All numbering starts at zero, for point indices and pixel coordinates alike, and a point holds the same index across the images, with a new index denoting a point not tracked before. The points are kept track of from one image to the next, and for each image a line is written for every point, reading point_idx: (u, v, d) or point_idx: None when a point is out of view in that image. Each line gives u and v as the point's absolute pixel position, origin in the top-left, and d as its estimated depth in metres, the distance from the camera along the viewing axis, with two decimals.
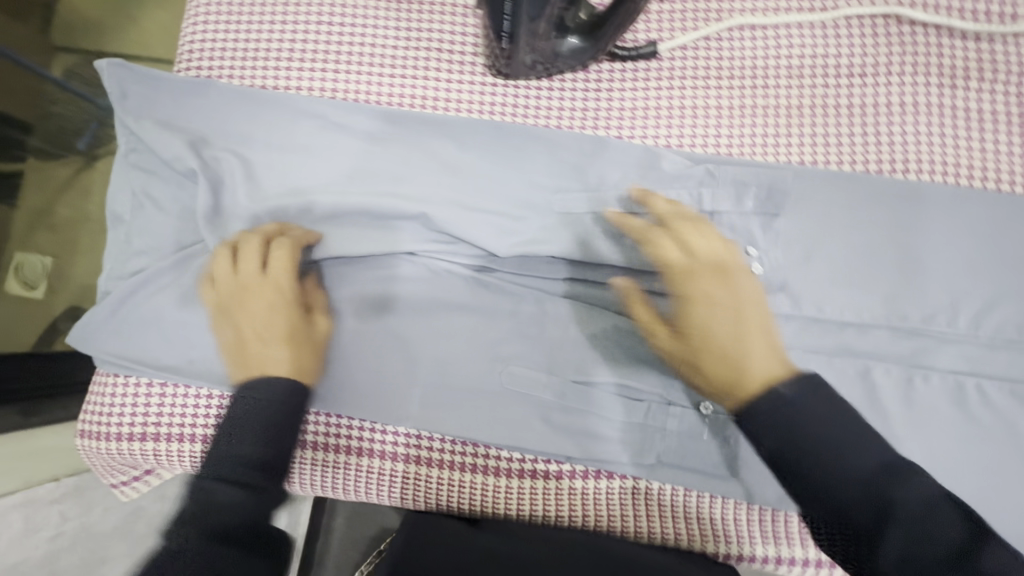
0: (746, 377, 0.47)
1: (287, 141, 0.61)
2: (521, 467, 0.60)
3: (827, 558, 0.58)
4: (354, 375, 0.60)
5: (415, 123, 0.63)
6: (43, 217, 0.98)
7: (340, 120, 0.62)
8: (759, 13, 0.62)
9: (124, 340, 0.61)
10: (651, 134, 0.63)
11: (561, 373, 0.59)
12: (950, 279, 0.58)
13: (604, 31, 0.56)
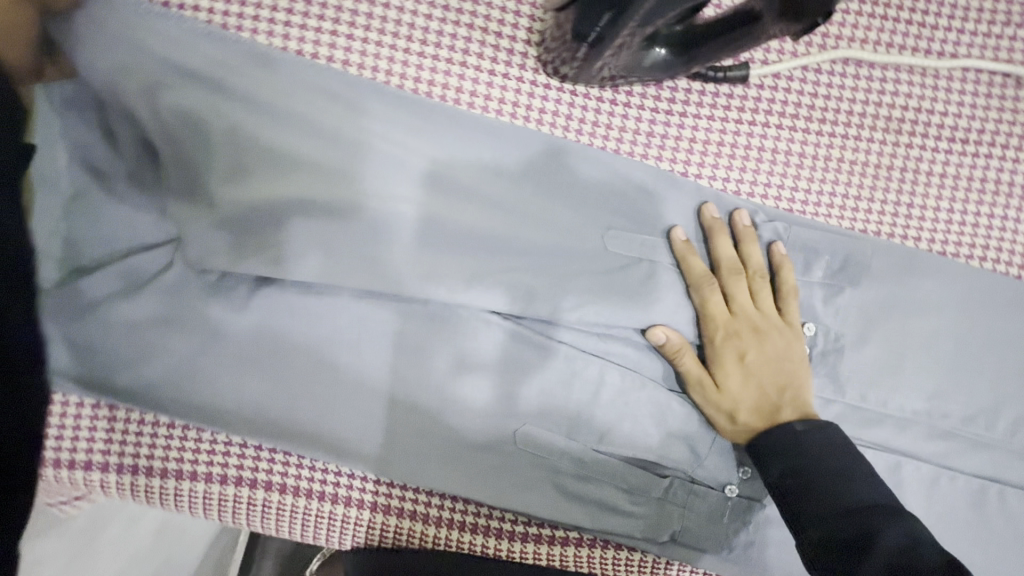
0: (782, 418, 0.50)
1: (286, 122, 0.49)
2: (526, 530, 0.55)
3: None
4: (342, 421, 0.51)
5: (445, 124, 0.51)
6: None
7: (355, 102, 0.50)
8: (867, 48, 0.53)
9: (54, 354, 0.49)
10: (721, 174, 0.53)
11: (582, 439, 0.53)
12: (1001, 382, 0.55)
13: (716, 50, 0.44)
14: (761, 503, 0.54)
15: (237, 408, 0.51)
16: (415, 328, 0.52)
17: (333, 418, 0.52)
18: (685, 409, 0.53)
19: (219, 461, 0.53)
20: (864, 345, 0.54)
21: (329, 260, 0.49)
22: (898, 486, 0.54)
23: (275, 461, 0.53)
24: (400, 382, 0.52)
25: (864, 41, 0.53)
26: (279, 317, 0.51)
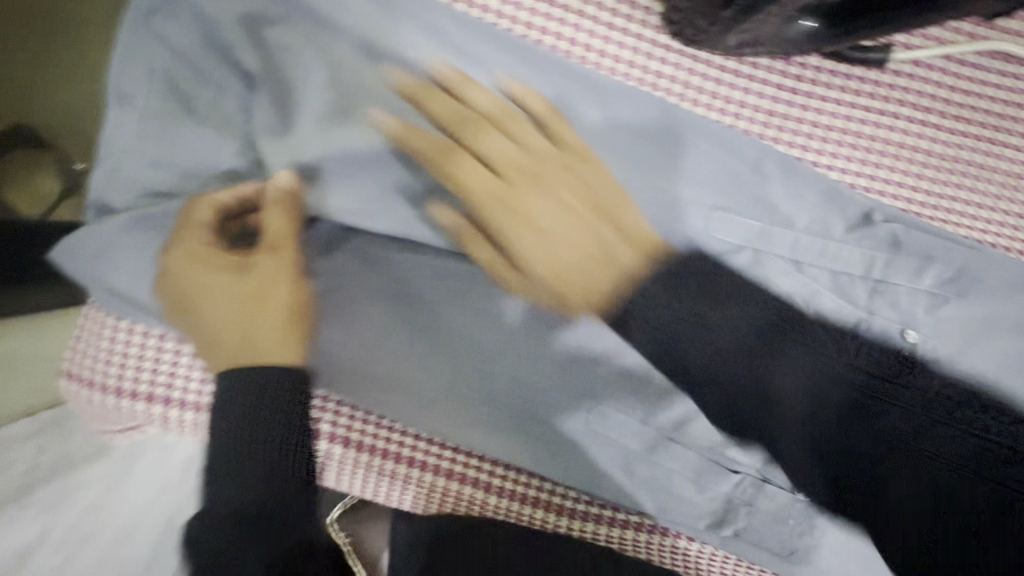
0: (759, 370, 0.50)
1: (383, 51, 0.46)
2: (587, 510, 0.53)
3: None
4: (423, 378, 0.49)
5: (556, 78, 0.47)
6: None
7: (461, 41, 0.46)
8: (1018, 43, 0.49)
9: (122, 278, 0.47)
10: (840, 164, 0.50)
11: (656, 426, 0.51)
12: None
13: (888, 20, 0.41)
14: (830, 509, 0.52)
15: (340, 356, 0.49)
16: (499, 292, 0.49)
17: (403, 377, 0.49)
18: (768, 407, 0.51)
19: None
20: (962, 360, 0.52)
21: (425, 214, 0.47)
22: None
23: (339, 416, 0.51)
24: (478, 348, 0.49)
25: (1013, 35, 0.50)
26: (367, 265, 0.48)
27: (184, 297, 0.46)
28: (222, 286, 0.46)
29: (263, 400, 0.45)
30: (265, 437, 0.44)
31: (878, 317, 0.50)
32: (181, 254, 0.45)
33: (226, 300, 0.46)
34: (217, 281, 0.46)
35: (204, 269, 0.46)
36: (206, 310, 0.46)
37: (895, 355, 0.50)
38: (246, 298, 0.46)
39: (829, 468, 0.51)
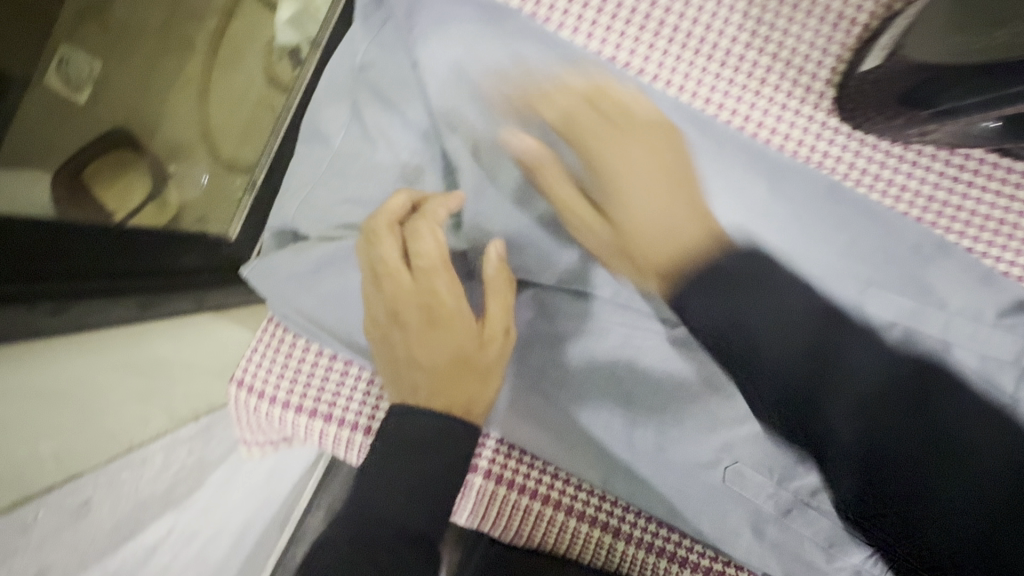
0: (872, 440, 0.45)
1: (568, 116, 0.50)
2: (710, 564, 0.54)
3: None
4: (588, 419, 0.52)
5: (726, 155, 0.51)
6: None
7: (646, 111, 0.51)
8: None
9: (311, 301, 0.51)
10: (995, 252, 0.51)
11: (789, 489, 0.52)
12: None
13: None
14: None
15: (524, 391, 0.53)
16: (655, 344, 0.52)
17: (564, 425, 0.53)
18: None
19: None
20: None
21: (597, 265, 0.51)
22: None
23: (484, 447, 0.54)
24: (633, 403, 0.52)
25: None
26: (545, 308, 0.53)
27: (396, 310, 0.47)
28: (436, 322, 0.47)
29: (414, 450, 0.42)
30: (404, 494, 0.40)
31: None
32: (403, 264, 0.48)
33: (431, 334, 0.47)
34: (431, 313, 0.47)
35: (422, 295, 0.47)
36: (411, 333, 0.47)
37: None
38: (449, 344, 0.46)
39: None
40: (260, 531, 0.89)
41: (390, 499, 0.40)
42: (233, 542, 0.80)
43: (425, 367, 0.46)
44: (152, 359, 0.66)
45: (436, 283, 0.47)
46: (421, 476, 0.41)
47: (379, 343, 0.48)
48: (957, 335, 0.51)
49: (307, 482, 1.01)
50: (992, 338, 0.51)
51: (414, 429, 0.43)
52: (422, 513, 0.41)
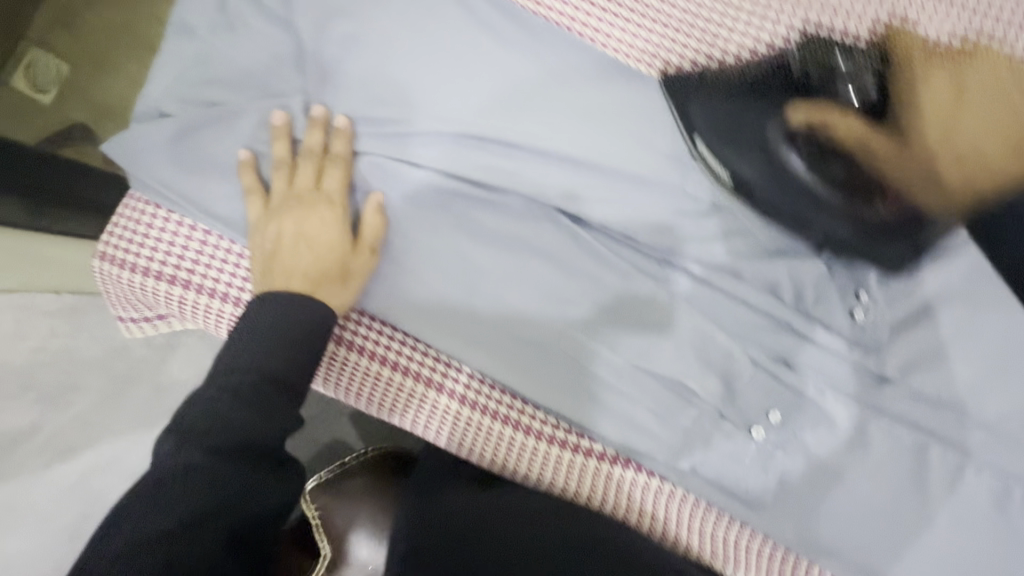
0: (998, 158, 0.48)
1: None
2: (552, 432, 0.58)
3: None
4: (421, 296, 0.56)
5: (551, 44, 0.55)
6: (67, 18, 0.95)
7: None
8: None
9: (172, 172, 0.55)
10: None
11: (622, 355, 0.56)
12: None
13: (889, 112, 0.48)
14: (783, 452, 0.55)
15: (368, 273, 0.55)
16: (491, 218, 0.56)
17: (399, 286, 0.56)
18: (727, 345, 0.55)
19: None
20: (926, 322, 0.55)
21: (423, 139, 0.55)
22: (925, 467, 0.55)
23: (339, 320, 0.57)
24: (463, 265, 0.56)
25: None
26: (382, 182, 0.56)
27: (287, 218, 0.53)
28: (319, 229, 0.53)
29: (285, 322, 0.50)
30: (281, 378, 0.49)
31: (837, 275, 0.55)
32: (304, 183, 0.53)
33: (311, 238, 0.53)
34: (317, 221, 0.53)
35: (315, 203, 0.53)
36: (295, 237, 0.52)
37: (847, 312, 0.55)
38: (324, 251, 0.52)
39: (781, 408, 0.55)
40: None
41: (256, 352, 0.49)
42: None
43: (303, 263, 0.52)
44: (28, 256, 0.72)
45: (329, 201, 0.53)
46: (292, 367, 0.50)
47: (260, 237, 0.53)
48: None
49: None
50: None
51: (282, 302, 0.50)
52: (284, 364, 0.49)
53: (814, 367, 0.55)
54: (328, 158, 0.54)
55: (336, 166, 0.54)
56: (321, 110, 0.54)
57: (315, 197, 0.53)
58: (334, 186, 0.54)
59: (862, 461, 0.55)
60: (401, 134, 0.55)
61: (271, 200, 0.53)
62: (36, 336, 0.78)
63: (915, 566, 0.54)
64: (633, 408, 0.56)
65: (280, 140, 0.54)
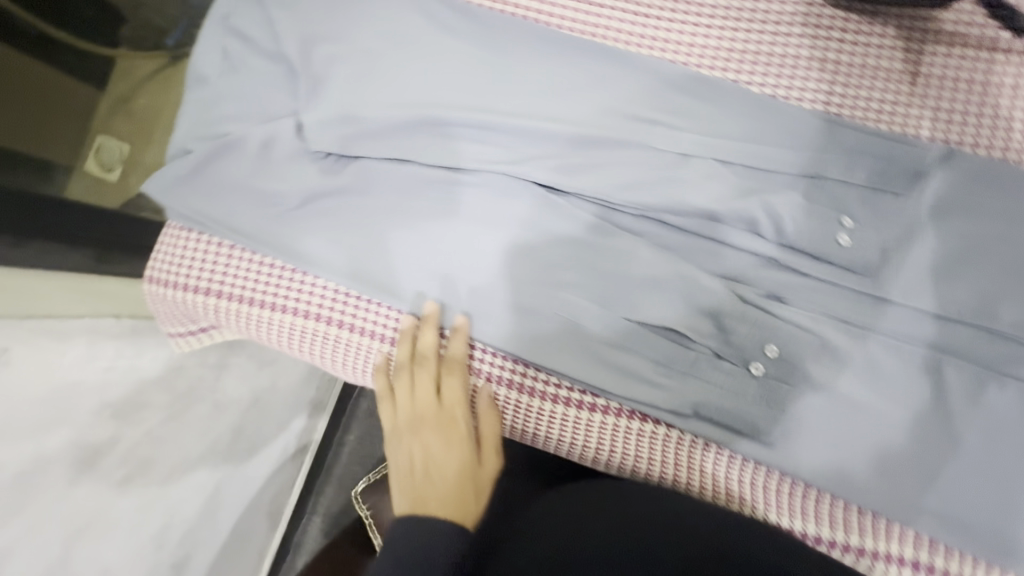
0: None
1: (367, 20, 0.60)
2: (555, 392, 0.61)
3: (882, 552, 0.54)
4: (423, 279, 0.61)
5: (507, 29, 0.60)
6: (127, 104, 1.10)
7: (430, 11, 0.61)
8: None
9: (200, 199, 0.63)
10: (751, 79, 0.59)
11: (615, 310, 0.58)
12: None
13: None
14: (787, 385, 0.55)
15: (369, 263, 0.61)
16: (474, 199, 0.60)
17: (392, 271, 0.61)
18: (714, 287, 0.56)
19: (308, 303, 0.64)
20: (917, 239, 0.55)
21: (406, 137, 0.60)
22: (939, 384, 0.54)
23: (350, 307, 0.63)
24: (448, 245, 0.60)
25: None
26: (371, 180, 0.61)
27: (395, 442, 0.60)
28: (443, 451, 0.57)
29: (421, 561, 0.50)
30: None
31: (817, 206, 0.56)
32: (426, 392, 0.59)
33: (438, 465, 0.57)
34: (441, 439, 0.58)
35: (432, 420, 0.59)
36: (452, 438, 0.58)
37: (832, 238, 0.55)
38: (467, 471, 0.57)
39: (777, 342, 0.55)
40: (237, 513, 0.95)
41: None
42: (206, 498, 0.88)
43: (433, 484, 0.56)
44: (86, 284, 0.79)
45: (451, 413, 0.59)
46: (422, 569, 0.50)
47: (399, 476, 0.58)
48: (737, 153, 0.57)
49: (298, 472, 1.10)
50: (772, 152, 0.57)
51: (410, 545, 0.51)
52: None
53: (809, 297, 0.56)
54: (446, 361, 0.60)
55: (456, 377, 0.60)
56: (410, 317, 0.61)
57: (411, 408, 0.60)
58: (454, 396, 0.59)
59: (872, 385, 0.55)
60: (387, 135, 0.60)
61: (398, 415, 0.60)
62: (105, 358, 0.76)
63: (948, 487, 0.52)
64: (631, 360, 0.57)
65: (403, 344, 0.61)
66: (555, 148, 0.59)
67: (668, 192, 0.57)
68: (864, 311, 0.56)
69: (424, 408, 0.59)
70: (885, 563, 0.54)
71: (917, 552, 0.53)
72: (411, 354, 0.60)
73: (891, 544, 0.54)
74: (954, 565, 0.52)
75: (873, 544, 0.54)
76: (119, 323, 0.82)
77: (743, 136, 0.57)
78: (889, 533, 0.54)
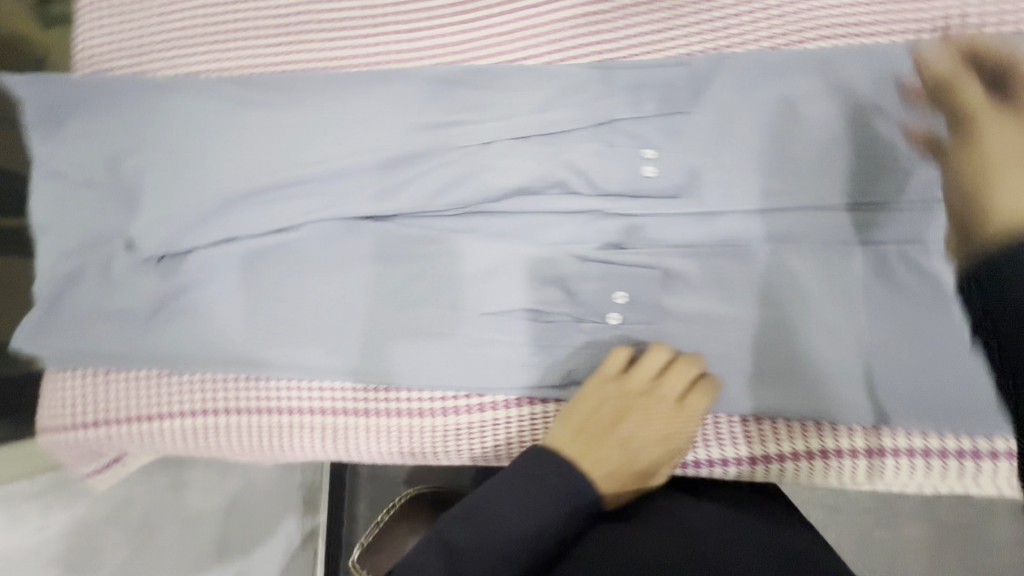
0: None
1: (158, 121, 0.61)
2: (443, 405, 0.61)
3: (808, 451, 0.55)
4: (291, 343, 0.62)
5: (284, 85, 0.62)
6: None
7: (215, 89, 0.61)
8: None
9: (64, 337, 0.64)
10: (533, 54, 0.60)
11: (470, 310, 0.59)
12: (896, 132, 0.53)
13: None
14: (647, 324, 0.56)
15: (238, 344, 0.62)
16: (313, 252, 0.62)
17: (257, 343, 0.62)
18: (550, 256, 0.57)
19: (195, 400, 0.65)
20: (720, 149, 0.56)
21: (228, 215, 0.61)
22: (785, 276, 0.55)
23: (236, 390, 0.65)
24: (301, 301, 0.62)
25: None
26: (214, 267, 0.63)
27: (583, 436, 0.51)
28: (638, 445, 0.51)
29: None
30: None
31: (618, 148, 0.57)
32: (639, 386, 0.53)
33: (628, 457, 0.51)
34: (648, 431, 0.52)
35: (643, 414, 0.52)
36: (676, 449, 0.53)
37: (639, 174, 0.56)
38: (640, 475, 0.51)
39: (624, 287, 0.56)
40: None
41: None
42: None
43: (614, 461, 0.50)
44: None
45: (671, 415, 0.52)
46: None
47: (570, 438, 0.51)
48: (531, 127, 0.58)
49: None
50: (563, 115, 0.58)
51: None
52: None
53: (641, 236, 0.57)
54: (675, 358, 0.54)
55: (695, 397, 0.52)
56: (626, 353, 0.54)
57: (666, 407, 0.52)
58: (672, 395, 0.52)
59: (725, 296, 0.56)
60: (210, 219, 0.61)
61: (612, 392, 0.53)
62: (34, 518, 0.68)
63: (820, 370, 0.53)
64: (499, 351, 0.58)
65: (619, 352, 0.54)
66: (368, 179, 0.60)
67: (480, 185, 0.58)
68: (692, 228, 0.57)
69: (685, 422, 0.52)
70: (858, 458, 0.54)
71: (837, 440, 0.55)
72: (623, 362, 0.54)
73: (859, 438, 0.54)
74: (918, 442, 0.53)
75: (848, 443, 0.54)
76: (35, 483, 0.71)
77: (532, 109, 0.59)
78: (792, 432, 0.56)
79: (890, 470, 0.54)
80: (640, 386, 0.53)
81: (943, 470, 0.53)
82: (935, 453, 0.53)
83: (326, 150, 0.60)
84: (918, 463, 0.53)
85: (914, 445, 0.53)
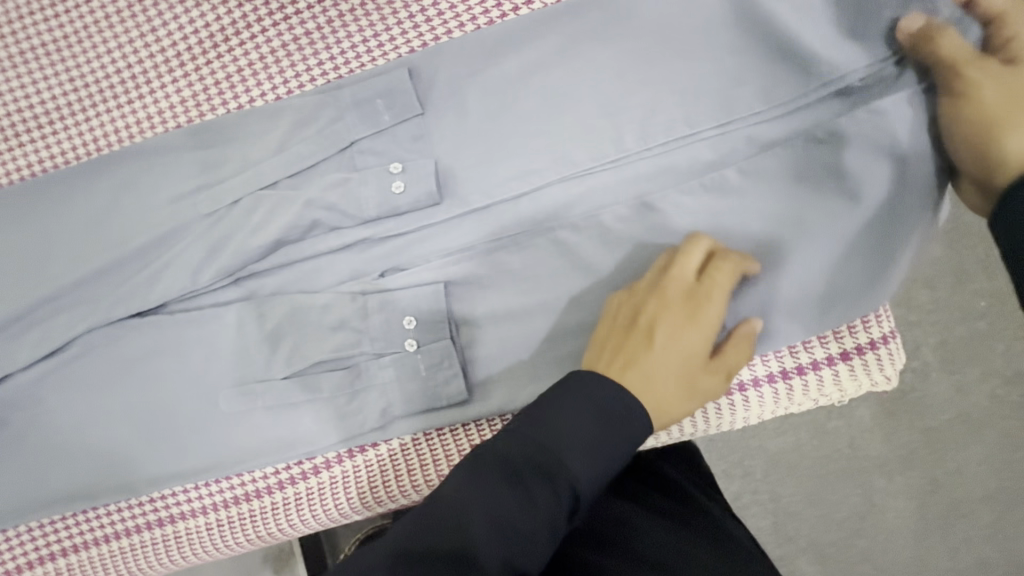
0: None
1: None
2: (278, 479, 0.58)
3: None
4: (100, 465, 0.57)
5: (8, 201, 0.56)
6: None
7: None
8: None
9: None
10: (257, 92, 0.57)
11: (271, 377, 0.55)
12: (618, 83, 0.53)
13: None
14: (446, 339, 0.54)
15: (43, 484, 0.57)
16: (94, 364, 0.57)
17: (57, 485, 0.57)
18: (330, 298, 0.54)
19: (27, 550, 0.60)
20: (469, 140, 0.54)
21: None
22: (564, 253, 0.54)
23: (65, 528, 0.60)
24: (94, 426, 0.57)
25: None
26: None
27: (615, 348, 0.47)
28: (677, 341, 0.46)
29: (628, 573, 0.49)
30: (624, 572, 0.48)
31: (365, 170, 0.54)
32: (684, 272, 0.47)
33: (672, 357, 0.45)
34: (678, 319, 0.46)
35: (673, 306, 0.46)
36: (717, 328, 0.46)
37: (391, 190, 0.53)
38: (697, 368, 0.46)
39: (412, 310, 0.54)
40: None
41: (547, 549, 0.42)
42: None
43: (665, 367, 0.45)
44: None
45: (695, 295, 0.47)
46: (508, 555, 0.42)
47: (631, 350, 0.46)
48: (272, 171, 0.54)
49: None
50: (300, 149, 0.54)
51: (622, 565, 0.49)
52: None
53: (419, 253, 0.55)
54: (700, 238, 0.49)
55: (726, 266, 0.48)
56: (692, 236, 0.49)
57: (703, 285, 0.47)
58: (705, 276, 0.47)
59: (514, 288, 0.54)
60: None
61: (652, 289, 0.48)
62: None
63: None
64: (313, 410, 0.56)
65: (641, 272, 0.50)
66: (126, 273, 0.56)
67: (238, 247, 0.54)
68: (467, 229, 0.55)
69: (721, 289, 0.47)
70: (744, 392, 0.55)
71: None
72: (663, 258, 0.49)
73: (742, 373, 0.55)
74: (795, 360, 0.55)
75: None
76: None
77: (268, 151, 0.54)
78: None
79: (772, 397, 0.55)
80: (681, 274, 0.47)
81: (817, 383, 0.55)
82: (810, 368, 0.55)
83: (68, 256, 0.55)
84: (782, 386, 0.55)
85: (760, 374, 0.55)
